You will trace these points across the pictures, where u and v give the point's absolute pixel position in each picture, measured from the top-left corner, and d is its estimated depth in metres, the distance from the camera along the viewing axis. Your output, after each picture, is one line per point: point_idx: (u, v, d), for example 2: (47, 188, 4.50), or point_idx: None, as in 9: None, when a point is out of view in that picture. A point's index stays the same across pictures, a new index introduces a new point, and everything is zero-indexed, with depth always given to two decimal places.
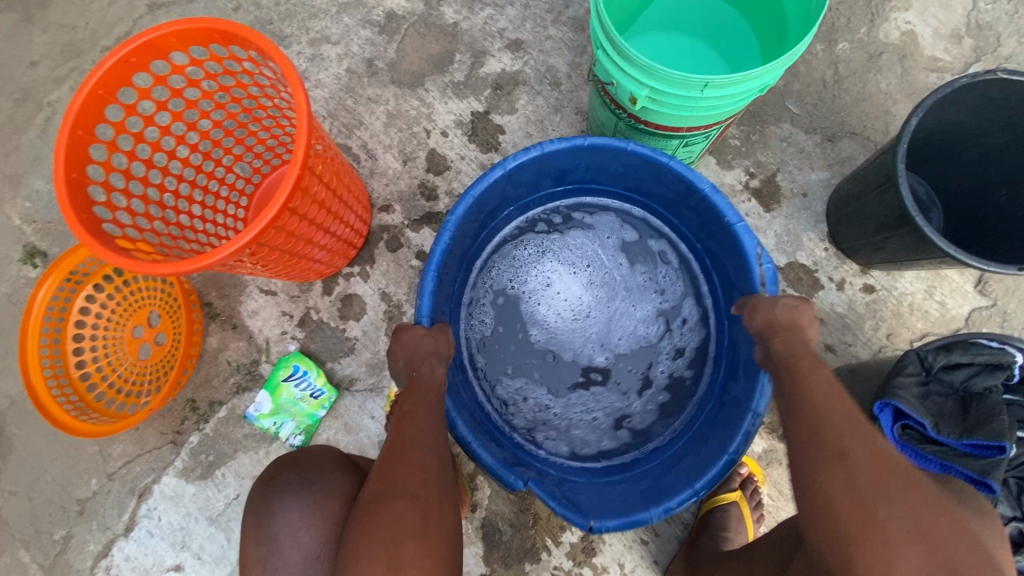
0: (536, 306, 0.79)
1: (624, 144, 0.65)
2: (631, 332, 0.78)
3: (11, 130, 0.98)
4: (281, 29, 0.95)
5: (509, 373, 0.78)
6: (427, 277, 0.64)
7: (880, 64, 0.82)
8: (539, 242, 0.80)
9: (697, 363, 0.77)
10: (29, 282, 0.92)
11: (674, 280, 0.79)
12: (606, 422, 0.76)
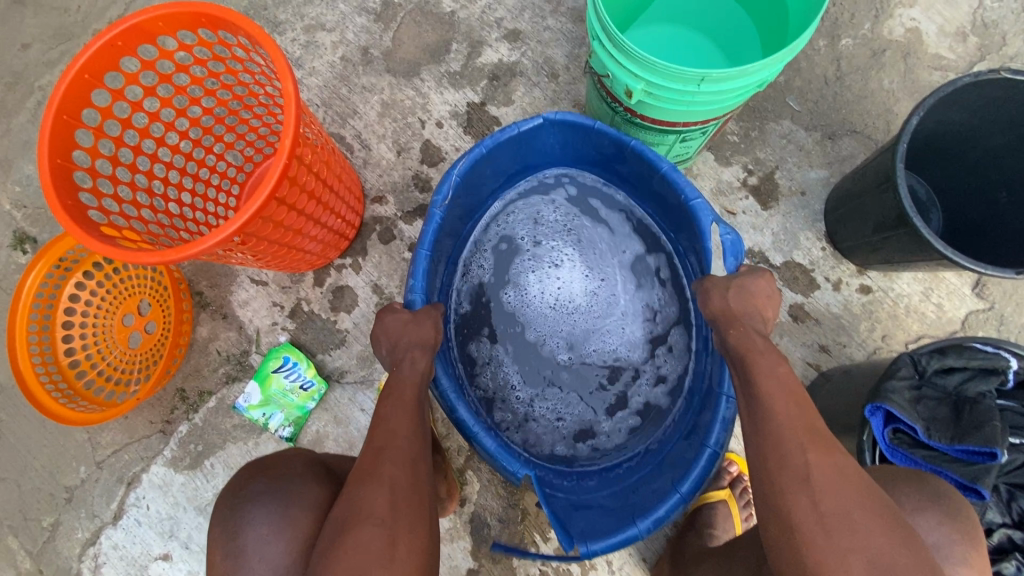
0: (525, 275, 0.79)
1: (591, 122, 0.67)
2: (612, 342, 0.77)
3: (2, 114, 0.97)
4: (275, 14, 0.93)
5: (484, 335, 0.78)
6: (421, 257, 0.64)
7: (883, 61, 0.81)
8: (542, 223, 0.80)
9: (676, 393, 0.75)
10: (19, 268, 0.91)
11: (666, 305, 0.78)
12: (570, 430, 0.75)
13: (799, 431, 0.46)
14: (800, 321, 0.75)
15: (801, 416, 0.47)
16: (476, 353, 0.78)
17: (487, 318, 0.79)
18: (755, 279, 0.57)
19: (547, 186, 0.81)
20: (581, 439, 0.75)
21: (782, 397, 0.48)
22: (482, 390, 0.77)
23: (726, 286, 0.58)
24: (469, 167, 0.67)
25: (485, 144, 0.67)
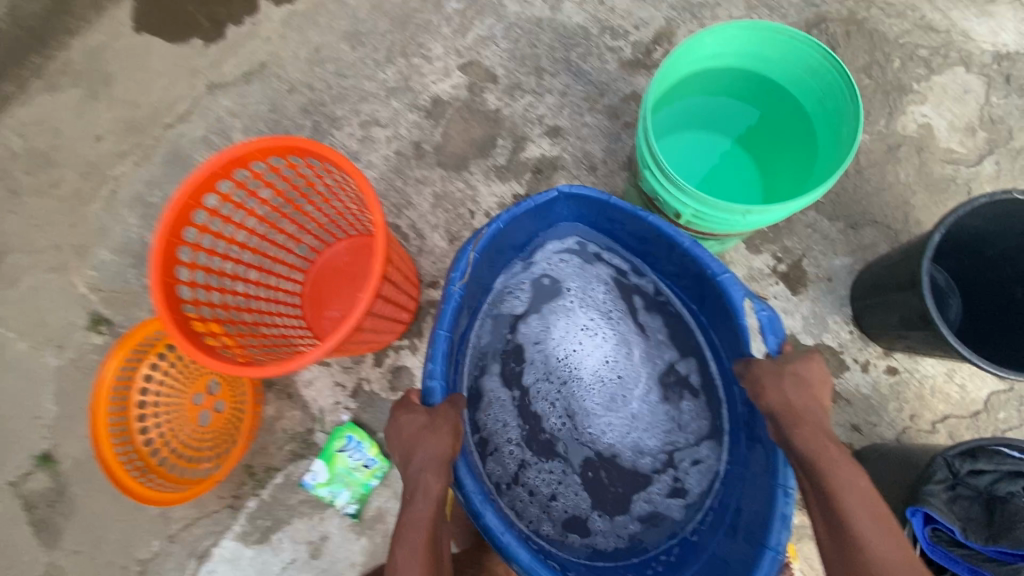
0: (553, 325, 0.86)
1: (606, 197, 0.75)
2: (627, 438, 0.83)
3: (78, 202, 1.05)
4: (334, 110, 1.01)
5: (499, 371, 0.85)
6: (439, 339, 0.69)
7: (898, 156, 0.88)
8: (575, 300, 0.87)
9: (693, 509, 0.80)
10: (94, 348, 0.98)
11: (692, 414, 0.83)
12: (562, 514, 0.80)
13: (892, 553, 0.53)
14: (833, 402, 0.81)
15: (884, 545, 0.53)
16: (485, 388, 0.84)
17: (504, 359, 0.85)
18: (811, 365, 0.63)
19: (592, 249, 0.86)
20: (571, 526, 0.80)
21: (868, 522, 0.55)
22: (481, 431, 0.82)
23: (778, 372, 0.63)
24: (486, 243, 0.72)
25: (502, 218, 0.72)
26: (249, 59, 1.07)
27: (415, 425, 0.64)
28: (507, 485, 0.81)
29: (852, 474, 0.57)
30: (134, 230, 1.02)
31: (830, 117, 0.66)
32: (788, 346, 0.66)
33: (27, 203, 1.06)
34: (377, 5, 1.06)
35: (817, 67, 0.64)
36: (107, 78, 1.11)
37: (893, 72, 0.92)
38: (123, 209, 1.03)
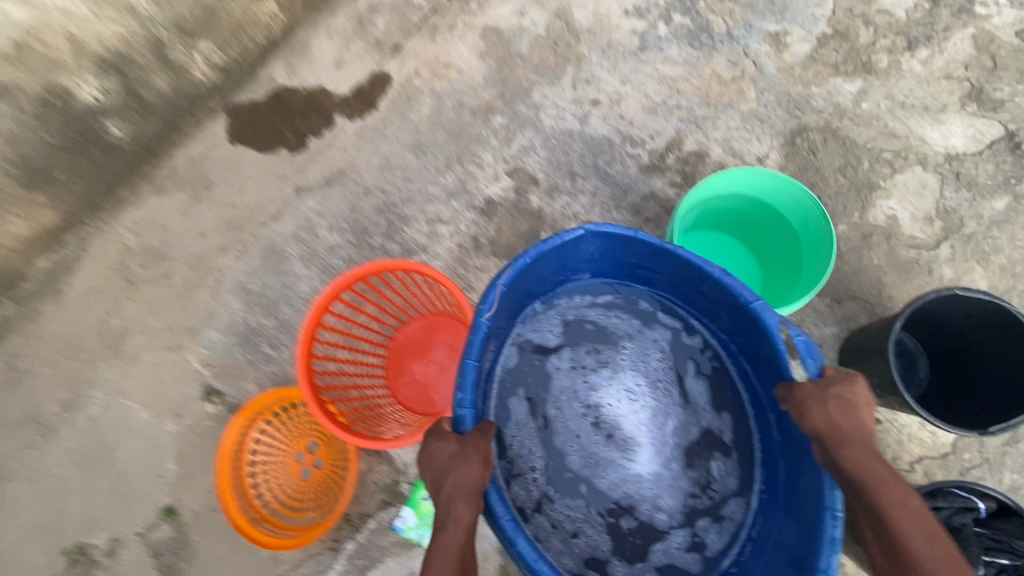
0: (588, 372, 1.05)
1: (633, 233, 0.92)
2: (652, 493, 0.99)
3: (187, 290, 1.25)
4: (404, 210, 1.24)
5: (534, 402, 1.03)
6: (467, 367, 0.83)
7: (870, 242, 1.09)
8: (620, 364, 1.05)
9: (707, 567, 0.97)
10: (208, 415, 1.17)
11: (727, 475, 1.00)
12: (583, 550, 0.96)
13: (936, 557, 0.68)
14: None
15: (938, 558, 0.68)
16: (512, 410, 1.02)
17: (538, 389, 1.04)
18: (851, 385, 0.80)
19: (644, 309, 1.07)
20: (590, 562, 0.96)
21: (918, 536, 0.70)
22: (507, 453, 1.00)
23: (826, 399, 0.79)
24: (512, 275, 0.88)
25: (529, 255, 0.88)
26: (329, 166, 1.29)
27: (447, 453, 0.80)
28: (531, 511, 0.98)
29: (902, 495, 0.72)
30: (238, 313, 1.21)
31: (810, 235, 0.91)
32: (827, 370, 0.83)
33: (142, 291, 1.26)
34: (436, 121, 1.29)
35: (800, 199, 0.90)
36: (207, 183, 1.31)
37: (863, 172, 1.14)
38: (228, 296, 1.23)
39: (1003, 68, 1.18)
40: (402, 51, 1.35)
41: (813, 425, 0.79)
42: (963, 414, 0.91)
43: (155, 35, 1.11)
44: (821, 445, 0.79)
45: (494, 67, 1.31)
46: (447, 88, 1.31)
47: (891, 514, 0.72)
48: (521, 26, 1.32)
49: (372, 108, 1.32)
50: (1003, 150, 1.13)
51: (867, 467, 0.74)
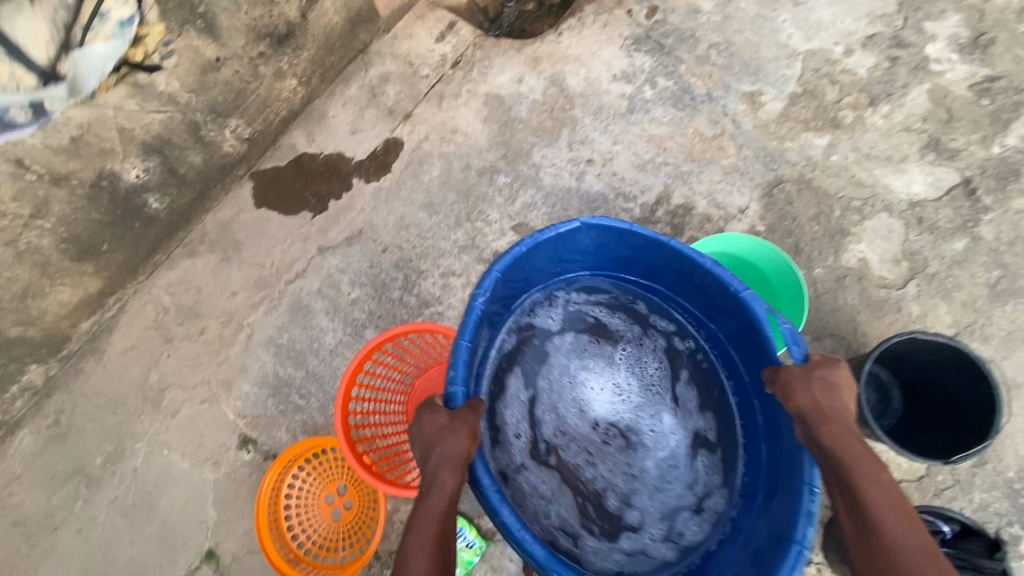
0: (582, 358, 1.20)
1: (628, 227, 1.05)
2: (635, 480, 1.11)
3: (221, 345, 1.35)
4: (420, 264, 1.35)
5: (529, 381, 1.18)
6: (463, 343, 0.96)
7: (844, 283, 1.21)
8: (615, 361, 1.20)
9: (680, 553, 1.07)
10: (244, 462, 1.27)
11: (707, 471, 1.12)
12: (558, 521, 1.08)
13: (903, 526, 0.77)
14: None
15: (901, 524, 0.77)
16: (507, 384, 1.17)
17: (534, 367, 1.19)
18: (837, 370, 0.89)
19: (638, 310, 1.23)
20: (564, 534, 1.07)
21: (887, 505, 0.79)
22: (497, 419, 1.14)
23: (808, 378, 0.89)
24: (509, 261, 1.01)
25: (525, 243, 1.02)
26: (349, 226, 1.40)
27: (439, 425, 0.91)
28: (512, 476, 1.11)
29: (876, 470, 0.81)
30: (269, 365, 1.31)
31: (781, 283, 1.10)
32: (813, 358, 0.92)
33: (179, 347, 1.36)
34: (445, 182, 1.42)
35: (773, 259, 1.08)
36: (236, 244, 1.42)
37: (835, 219, 1.26)
38: (259, 350, 1.33)
39: (957, 120, 1.31)
40: (413, 118, 1.49)
41: (799, 403, 0.89)
42: (916, 447, 1.03)
43: (191, 119, 1.23)
44: (806, 423, 0.88)
45: (497, 130, 1.45)
46: (454, 151, 1.44)
47: (866, 486, 0.81)
48: (520, 93, 1.47)
49: (387, 170, 1.45)
50: (960, 195, 1.25)
51: (843, 441, 0.84)
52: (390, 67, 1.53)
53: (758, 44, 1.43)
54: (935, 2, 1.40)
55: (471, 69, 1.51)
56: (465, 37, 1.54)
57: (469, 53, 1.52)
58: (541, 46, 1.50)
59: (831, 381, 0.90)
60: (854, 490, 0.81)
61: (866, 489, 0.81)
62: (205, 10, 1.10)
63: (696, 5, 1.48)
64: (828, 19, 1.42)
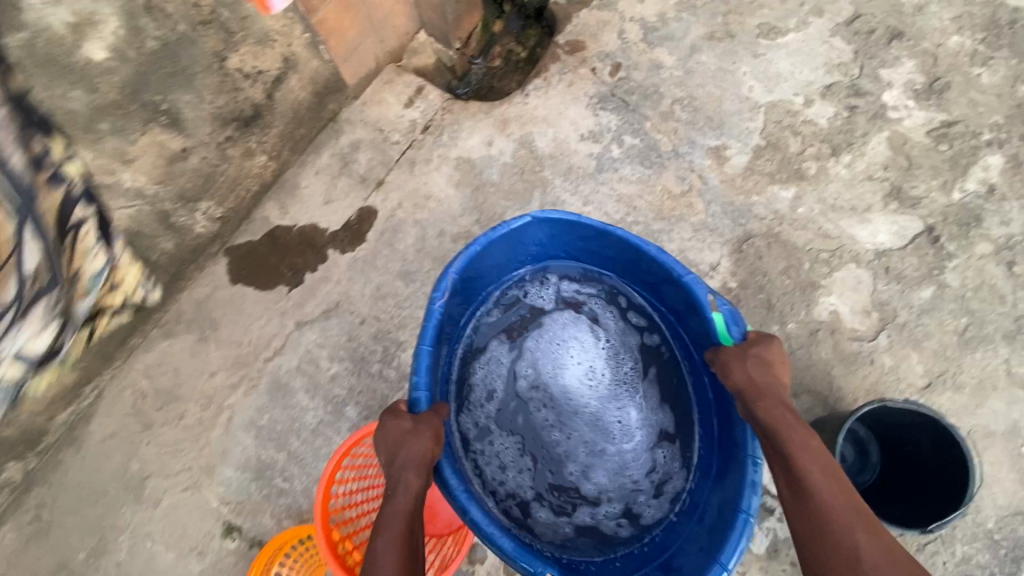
0: (560, 338, 1.31)
1: (576, 218, 1.17)
2: (596, 460, 1.24)
3: (201, 429, 1.33)
4: (398, 335, 1.35)
5: (507, 355, 1.30)
6: (422, 351, 1.05)
7: (817, 337, 1.23)
8: (584, 348, 1.30)
9: (629, 527, 1.20)
10: (229, 550, 1.25)
11: (665, 453, 1.25)
12: (518, 488, 1.22)
13: (831, 491, 0.92)
14: None
15: (826, 485, 0.92)
16: (485, 357, 1.30)
17: (515, 343, 1.31)
18: (767, 350, 1.05)
19: (616, 300, 1.33)
20: (520, 502, 1.21)
21: (815, 471, 0.93)
22: (473, 390, 1.28)
23: (746, 359, 1.04)
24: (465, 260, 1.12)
25: (478, 243, 1.13)
26: (326, 299, 1.40)
27: (406, 428, 1.00)
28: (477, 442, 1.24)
29: (807, 441, 0.96)
30: (251, 448, 1.31)
31: None
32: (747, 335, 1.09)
33: (159, 433, 1.34)
34: (421, 250, 1.42)
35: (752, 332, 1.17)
36: (213, 323, 1.41)
37: (805, 272, 1.28)
38: (240, 433, 1.32)
39: (917, 167, 1.33)
40: (385, 185, 1.49)
41: (737, 380, 1.04)
42: (907, 512, 1.02)
43: (161, 208, 1.23)
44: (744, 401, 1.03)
45: (469, 195, 1.46)
46: (428, 218, 1.45)
47: (797, 455, 0.95)
48: (490, 156, 1.48)
49: (362, 240, 1.44)
50: (925, 244, 1.27)
51: (777, 415, 0.99)
52: (360, 134, 1.54)
53: (720, 97, 1.45)
54: (889, 49, 1.44)
55: (441, 133, 1.52)
56: (433, 101, 1.55)
57: (438, 117, 1.54)
58: (508, 108, 1.52)
59: (765, 358, 1.06)
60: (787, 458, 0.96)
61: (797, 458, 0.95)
62: (168, 106, 1.11)
63: (658, 60, 1.51)
64: (787, 70, 1.45)
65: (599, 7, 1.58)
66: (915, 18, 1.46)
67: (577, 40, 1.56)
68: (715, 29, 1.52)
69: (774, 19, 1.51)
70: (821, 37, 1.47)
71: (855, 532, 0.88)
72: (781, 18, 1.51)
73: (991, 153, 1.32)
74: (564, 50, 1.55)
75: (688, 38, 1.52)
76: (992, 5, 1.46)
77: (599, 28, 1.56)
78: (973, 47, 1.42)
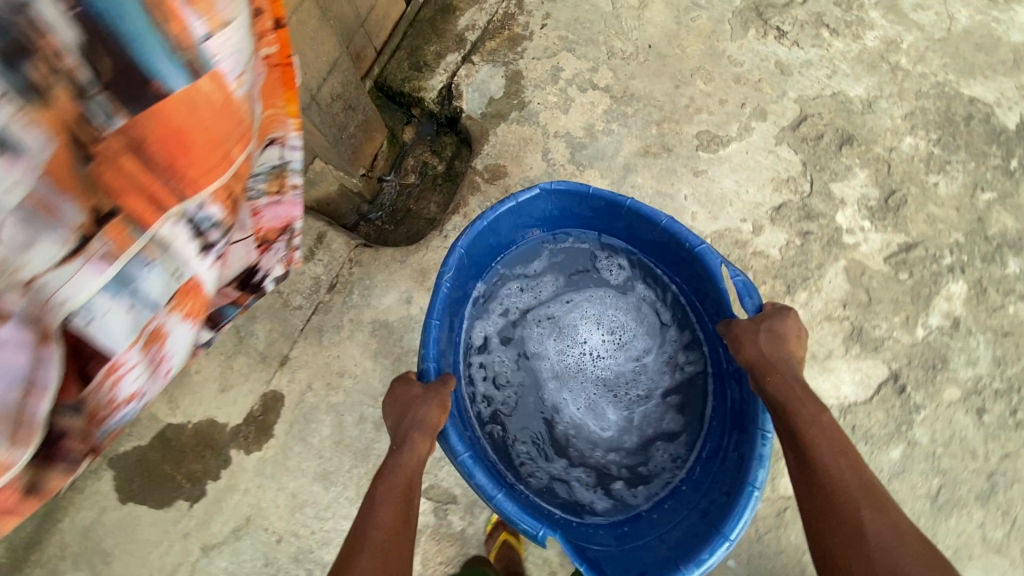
0: (588, 300, 1.31)
1: (587, 190, 1.18)
2: (589, 421, 1.25)
3: None
4: (322, 554, 1.19)
5: (529, 303, 1.32)
6: (434, 317, 1.09)
7: (784, 516, 1.14)
8: (613, 320, 1.30)
9: (601, 492, 1.20)
10: None
11: (663, 442, 1.24)
12: (510, 427, 1.25)
13: (844, 470, 0.85)
14: None
15: (834, 457, 0.87)
16: (507, 297, 1.32)
17: (542, 294, 1.32)
18: (780, 319, 1.03)
19: (650, 286, 1.31)
20: (506, 438, 1.24)
21: (824, 445, 0.88)
22: (491, 327, 1.30)
23: (756, 329, 1.03)
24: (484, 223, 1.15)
25: (486, 216, 1.15)
26: (235, 514, 1.22)
27: (412, 393, 1.03)
28: (483, 375, 1.28)
29: (816, 414, 0.92)
30: None
31: None
32: (760, 308, 1.06)
33: None
34: (339, 442, 1.23)
35: None
36: (103, 554, 1.21)
37: None
38: None
39: (878, 301, 1.21)
40: (290, 362, 1.28)
41: (746, 354, 1.03)
42: None
43: None
44: (753, 374, 1.02)
45: (390, 366, 1.27)
46: (344, 400, 1.25)
47: (804, 429, 0.91)
48: (410, 316, 1.29)
49: (269, 435, 1.25)
50: (891, 394, 1.17)
51: (785, 390, 0.96)
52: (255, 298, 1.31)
53: None
54: (840, 157, 1.30)
55: (350, 291, 1.31)
56: (337, 251, 1.33)
57: (346, 271, 1.32)
58: (426, 254, 1.33)
59: (779, 331, 1.03)
60: (791, 431, 0.92)
61: (799, 433, 0.91)
62: None
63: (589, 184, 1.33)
64: (731, 190, 1.30)
65: (518, 121, 1.38)
66: (864, 118, 1.32)
67: (496, 164, 1.36)
68: (649, 142, 1.34)
69: (714, 125, 1.34)
70: (766, 145, 1.32)
71: (863, 509, 0.81)
72: (720, 124, 1.34)
73: (953, 280, 1.21)
74: (483, 178, 1.35)
75: (621, 154, 1.34)
76: (945, 96, 1.32)
77: (519, 147, 1.36)
78: (928, 150, 1.29)
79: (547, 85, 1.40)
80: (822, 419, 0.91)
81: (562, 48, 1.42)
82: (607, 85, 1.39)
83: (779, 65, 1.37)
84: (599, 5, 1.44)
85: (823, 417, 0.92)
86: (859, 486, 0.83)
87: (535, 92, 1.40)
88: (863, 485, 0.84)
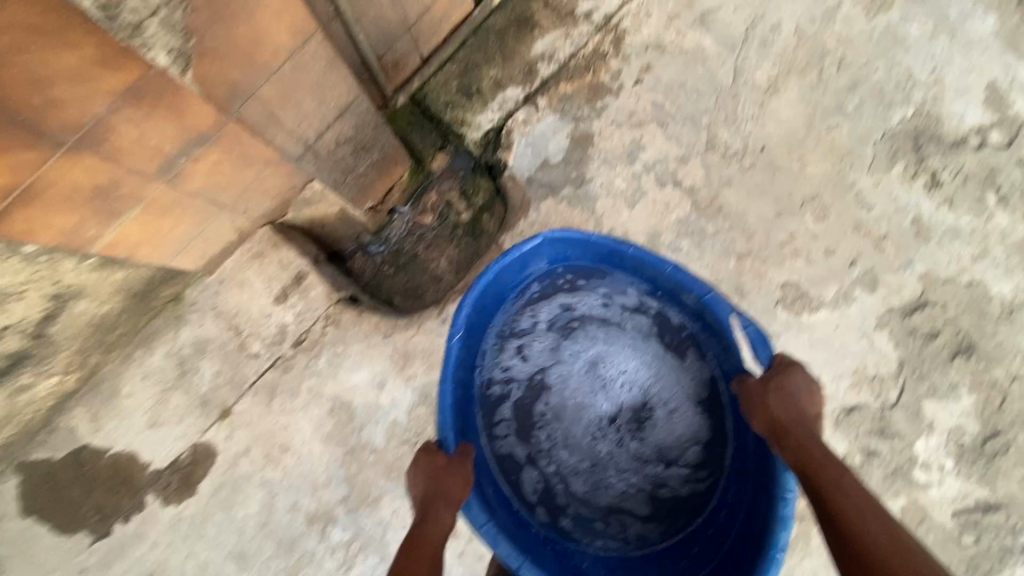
0: (638, 333, 1.04)
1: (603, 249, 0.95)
2: (583, 442, 1.01)
3: None
4: None
5: (573, 307, 1.04)
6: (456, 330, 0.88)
7: None
8: (653, 366, 1.03)
9: (556, 517, 0.97)
10: None
11: (645, 506, 0.99)
12: (498, 415, 1.01)
13: (875, 535, 0.65)
14: None
15: (862, 521, 0.67)
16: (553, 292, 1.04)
17: (591, 304, 1.04)
18: (792, 376, 0.83)
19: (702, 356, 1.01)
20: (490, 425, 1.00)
21: (848, 509, 0.69)
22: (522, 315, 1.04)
23: (767, 389, 0.84)
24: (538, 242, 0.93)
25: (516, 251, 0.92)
26: (136, 567, 1.08)
27: (436, 464, 0.83)
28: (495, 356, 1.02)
29: (836, 475, 0.72)
30: None
31: None
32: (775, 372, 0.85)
33: None
34: (265, 525, 1.08)
35: None
36: None
37: None
38: None
39: None
40: (232, 417, 1.10)
41: (761, 420, 0.84)
42: None
43: None
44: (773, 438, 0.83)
45: (340, 457, 1.08)
46: (280, 479, 1.08)
47: (827, 494, 0.71)
48: (377, 406, 1.09)
49: (192, 492, 1.09)
50: None
51: (804, 453, 0.77)
52: (210, 329, 1.11)
53: None
54: (948, 369, 1.02)
55: (317, 355, 1.10)
56: (315, 300, 1.11)
57: (320, 328, 1.11)
58: (415, 335, 1.10)
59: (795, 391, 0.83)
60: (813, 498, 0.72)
61: (820, 499, 0.71)
62: None
63: None
64: None
65: (570, 201, 1.10)
66: (997, 327, 1.03)
67: None
68: (720, 278, 1.06)
69: (808, 280, 1.05)
70: (862, 326, 1.04)
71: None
72: (817, 281, 1.05)
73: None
74: None
75: None
76: None
77: None
78: None
79: (618, 164, 1.10)
80: (844, 479, 0.72)
81: (652, 119, 1.10)
82: (692, 185, 1.08)
83: (916, 224, 1.05)
84: (716, 75, 1.12)
85: (846, 476, 0.72)
86: (894, 550, 0.63)
87: (601, 168, 1.10)
88: (901, 552, 0.63)
